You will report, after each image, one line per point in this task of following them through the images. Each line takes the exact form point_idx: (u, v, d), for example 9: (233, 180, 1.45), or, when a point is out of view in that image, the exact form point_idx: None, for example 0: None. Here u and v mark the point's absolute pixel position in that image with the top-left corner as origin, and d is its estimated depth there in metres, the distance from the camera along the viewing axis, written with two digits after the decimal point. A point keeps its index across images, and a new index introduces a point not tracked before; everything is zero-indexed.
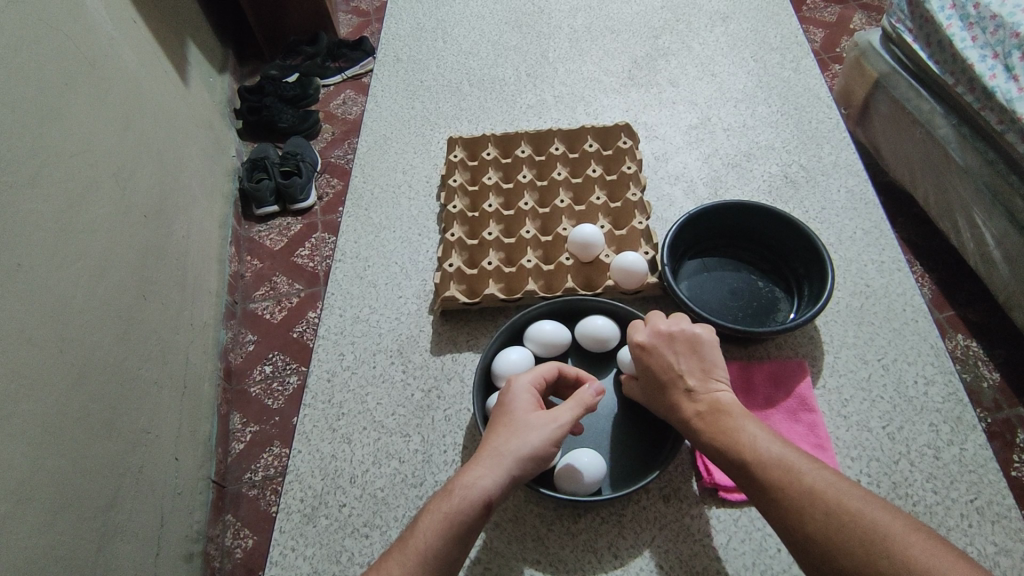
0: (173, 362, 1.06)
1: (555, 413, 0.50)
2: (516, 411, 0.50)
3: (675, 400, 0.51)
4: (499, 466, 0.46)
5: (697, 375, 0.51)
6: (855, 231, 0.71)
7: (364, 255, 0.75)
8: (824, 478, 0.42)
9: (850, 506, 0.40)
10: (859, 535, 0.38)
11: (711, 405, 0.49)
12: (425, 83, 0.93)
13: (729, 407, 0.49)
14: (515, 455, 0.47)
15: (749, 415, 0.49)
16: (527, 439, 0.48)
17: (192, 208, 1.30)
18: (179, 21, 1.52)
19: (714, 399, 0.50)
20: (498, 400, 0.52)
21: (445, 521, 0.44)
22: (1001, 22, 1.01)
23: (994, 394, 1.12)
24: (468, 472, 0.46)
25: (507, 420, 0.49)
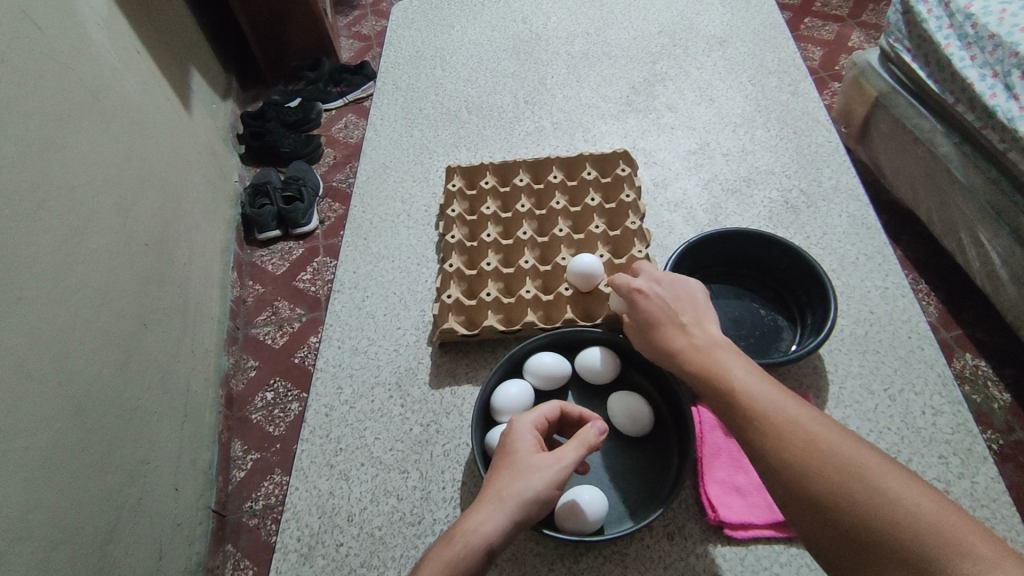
0: (174, 390, 1.06)
1: (558, 453, 0.48)
2: (517, 451, 0.49)
3: (668, 335, 0.51)
4: (502, 511, 0.45)
5: (688, 313, 0.52)
6: (858, 256, 0.71)
7: (363, 286, 0.75)
8: (802, 416, 0.41)
9: (825, 441, 0.39)
10: (837, 469, 0.37)
11: (705, 338, 0.49)
12: (424, 112, 0.94)
13: (717, 340, 0.49)
14: (519, 500, 0.45)
15: (738, 353, 0.48)
16: (529, 482, 0.46)
17: (195, 234, 1.31)
18: (182, 50, 1.54)
19: (708, 335, 0.50)
20: (499, 442, 0.51)
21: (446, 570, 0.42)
22: (999, 41, 1.01)
23: (1005, 415, 1.11)
24: (469, 518, 0.45)
25: (509, 463, 0.48)
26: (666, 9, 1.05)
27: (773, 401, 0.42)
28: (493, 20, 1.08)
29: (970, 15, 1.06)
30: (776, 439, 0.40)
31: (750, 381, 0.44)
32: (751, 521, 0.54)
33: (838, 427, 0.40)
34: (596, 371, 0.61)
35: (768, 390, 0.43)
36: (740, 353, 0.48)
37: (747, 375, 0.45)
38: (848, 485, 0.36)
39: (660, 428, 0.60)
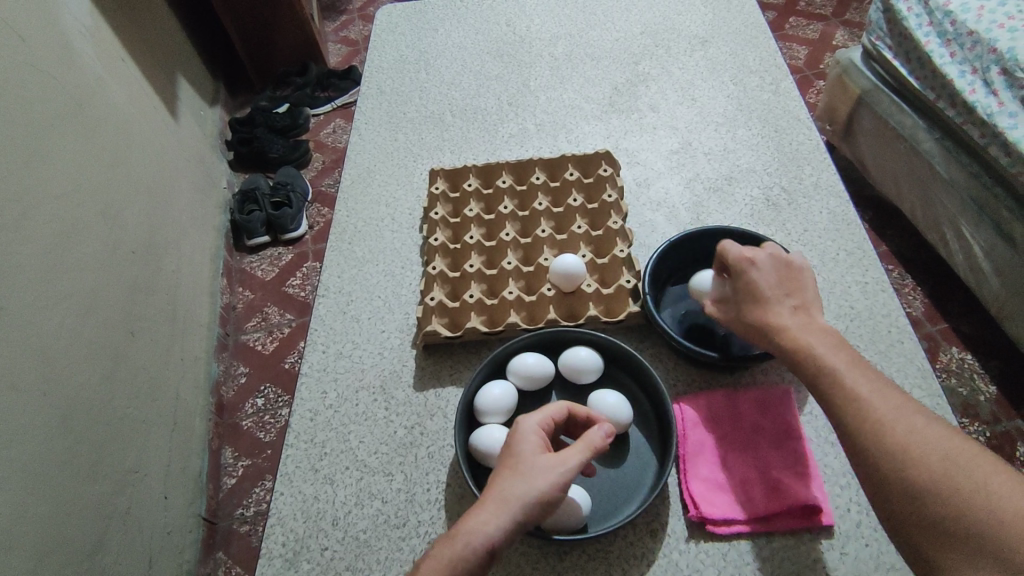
0: (163, 398, 1.05)
1: (564, 455, 0.48)
2: (523, 451, 0.48)
3: (770, 314, 0.52)
4: (504, 510, 0.44)
5: (794, 293, 0.53)
6: (838, 252, 0.71)
7: (347, 290, 0.75)
8: (900, 408, 0.44)
9: (924, 433, 0.42)
10: (938, 461, 0.40)
11: (807, 324, 0.51)
12: (408, 115, 0.94)
13: (818, 325, 0.51)
14: (522, 501, 0.45)
15: (837, 339, 0.50)
16: (533, 483, 0.46)
17: (183, 242, 1.30)
18: (168, 57, 1.54)
19: (808, 322, 0.51)
20: (507, 441, 0.51)
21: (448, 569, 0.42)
22: (978, 38, 1.03)
23: (991, 407, 1.11)
24: (473, 517, 0.44)
25: (514, 462, 0.47)
26: (648, 10, 1.05)
27: (874, 391, 0.45)
28: (476, 23, 1.08)
29: (949, 12, 1.08)
30: (876, 426, 0.43)
31: (849, 368, 0.47)
32: (734, 517, 0.54)
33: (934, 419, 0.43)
34: (576, 369, 0.61)
35: (869, 380, 0.46)
36: (840, 339, 0.50)
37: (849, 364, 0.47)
38: (942, 476, 0.39)
39: (644, 425, 0.60)
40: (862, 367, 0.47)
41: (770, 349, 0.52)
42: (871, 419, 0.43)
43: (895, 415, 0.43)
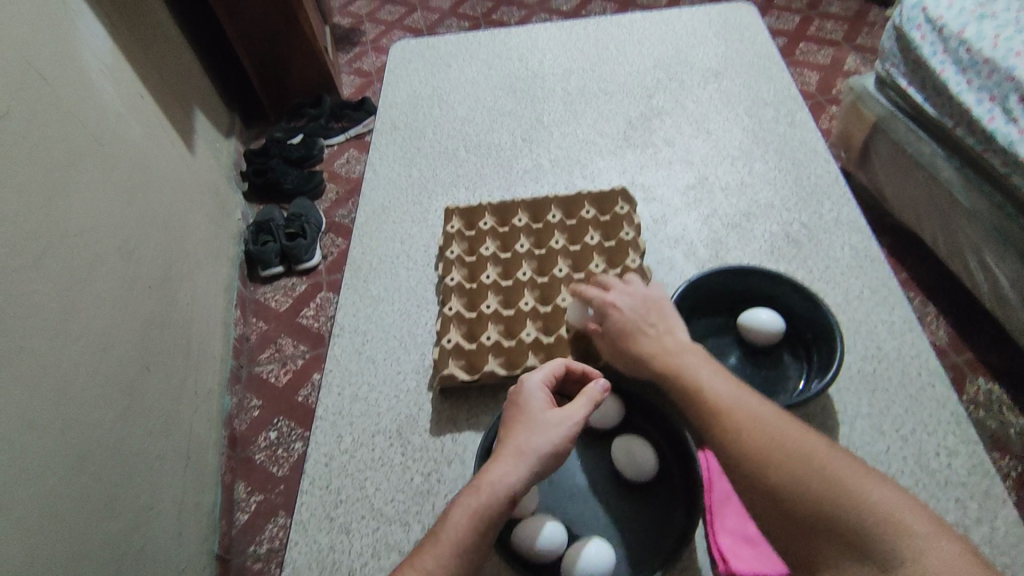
0: (177, 432, 1.05)
1: (568, 411, 0.52)
2: (529, 410, 0.53)
3: (643, 346, 0.56)
4: (519, 462, 0.49)
5: (658, 320, 0.58)
6: (863, 290, 0.70)
7: (363, 330, 0.74)
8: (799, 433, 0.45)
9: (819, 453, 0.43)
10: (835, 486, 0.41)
11: (672, 348, 0.54)
12: (423, 151, 0.94)
13: (685, 344, 0.55)
14: (536, 454, 0.50)
15: (703, 359, 0.53)
16: (546, 439, 0.50)
17: (197, 274, 1.31)
18: (185, 92, 1.56)
19: (675, 343, 0.55)
20: (509, 400, 0.55)
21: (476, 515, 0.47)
22: (995, 65, 1.01)
23: (1022, 440, 1.08)
24: (490, 471, 0.49)
25: (524, 420, 0.52)
26: (661, 43, 1.05)
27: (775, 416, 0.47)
28: (489, 57, 1.09)
29: (964, 40, 1.07)
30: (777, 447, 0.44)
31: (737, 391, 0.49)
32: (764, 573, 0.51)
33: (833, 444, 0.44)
34: (601, 413, 0.60)
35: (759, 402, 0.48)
36: (706, 354, 0.54)
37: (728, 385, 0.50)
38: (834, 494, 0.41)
39: (667, 475, 0.58)
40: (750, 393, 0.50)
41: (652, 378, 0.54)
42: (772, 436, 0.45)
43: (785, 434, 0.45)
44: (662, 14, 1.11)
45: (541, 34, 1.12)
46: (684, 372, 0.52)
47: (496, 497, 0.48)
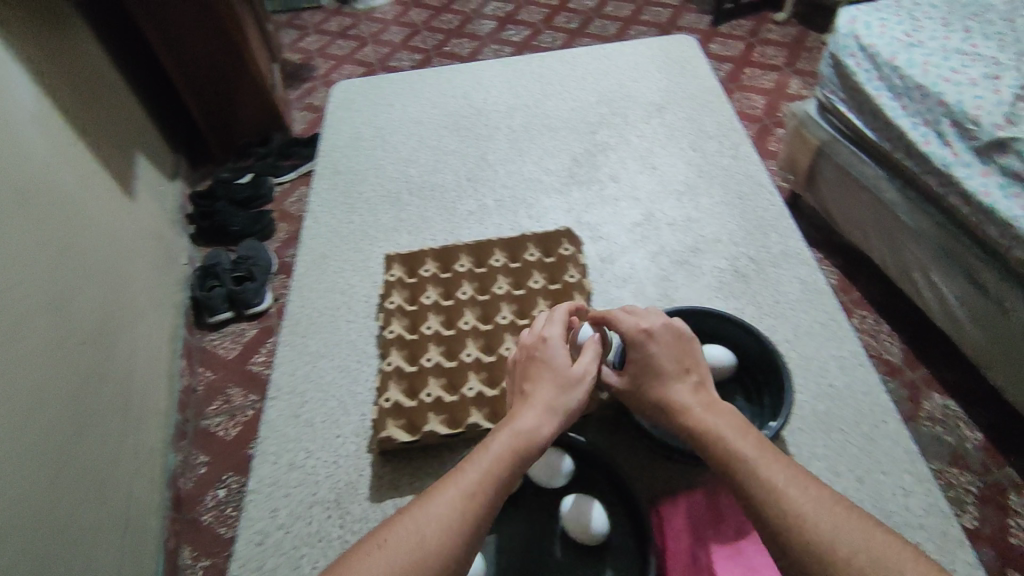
0: (113, 499, 0.96)
1: (587, 365, 0.55)
2: (563, 365, 0.54)
3: (672, 391, 0.52)
4: (555, 414, 0.51)
5: (692, 366, 0.54)
6: (812, 325, 0.69)
7: (299, 390, 0.69)
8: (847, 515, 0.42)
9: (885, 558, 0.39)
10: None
11: (707, 403, 0.51)
12: (364, 195, 0.91)
13: (726, 407, 0.51)
14: (569, 409, 0.52)
15: (741, 420, 0.50)
16: (574, 394, 0.53)
17: (139, 325, 1.23)
18: (131, 133, 1.50)
19: (710, 399, 0.52)
20: (533, 351, 0.56)
21: (519, 456, 0.48)
22: (927, 91, 1.03)
23: (981, 456, 1.09)
24: (530, 418, 0.50)
25: (554, 374, 0.54)
26: (604, 78, 1.05)
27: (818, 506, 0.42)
28: (433, 96, 1.07)
29: (896, 66, 1.08)
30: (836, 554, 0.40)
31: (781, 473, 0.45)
32: None
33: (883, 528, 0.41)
34: (549, 466, 0.57)
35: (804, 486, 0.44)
36: (747, 424, 0.50)
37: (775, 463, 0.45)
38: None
39: (621, 534, 0.55)
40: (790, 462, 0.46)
41: (671, 426, 0.52)
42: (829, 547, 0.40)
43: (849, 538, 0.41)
44: (603, 49, 1.11)
45: (485, 71, 1.11)
46: (719, 442, 0.48)
47: (536, 443, 0.49)
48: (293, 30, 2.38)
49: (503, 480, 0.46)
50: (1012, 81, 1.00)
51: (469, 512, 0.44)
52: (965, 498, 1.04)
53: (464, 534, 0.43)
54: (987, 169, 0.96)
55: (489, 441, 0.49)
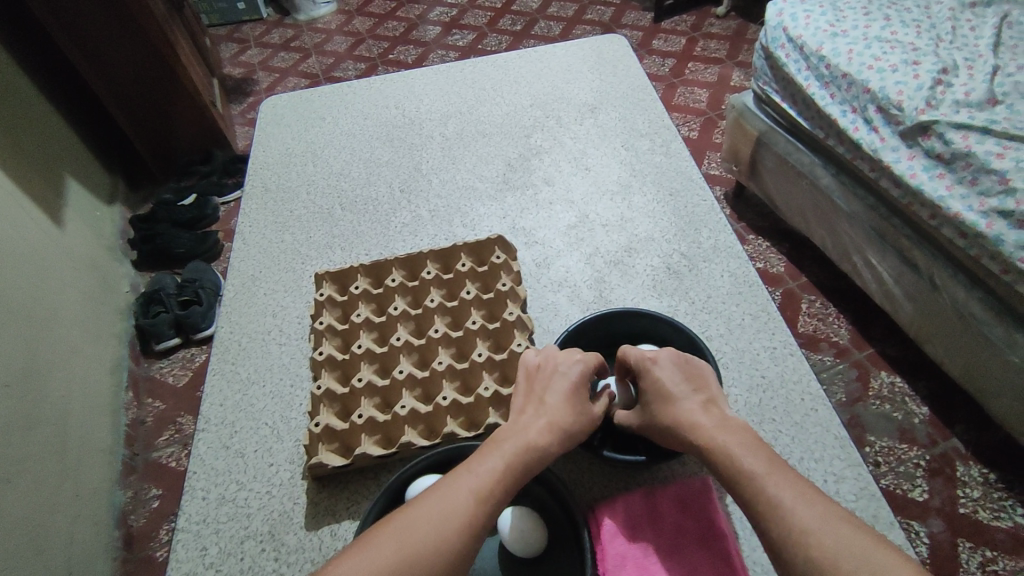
0: (51, 545, 0.92)
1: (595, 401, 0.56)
2: (575, 387, 0.55)
3: (685, 410, 0.52)
4: (551, 436, 0.51)
5: (700, 385, 0.54)
6: (744, 317, 0.69)
7: (230, 420, 0.67)
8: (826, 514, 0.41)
9: (854, 545, 0.39)
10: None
11: (720, 420, 0.51)
12: (296, 213, 0.89)
13: (733, 421, 0.51)
14: (568, 432, 0.52)
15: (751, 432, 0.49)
16: (582, 422, 0.54)
17: (76, 360, 1.18)
18: (55, 158, 1.42)
19: (721, 416, 0.51)
20: (548, 371, 0.57)
21: (514, 473, 0.48)
22: (852, 79, 1.06)
23: (927, 429, 1.12)
24: (527, 437, 0.50)
25: (572, 399, 0.54)
26: (537, 81, 1.05)
27: (797, 498, 0.42)
28: (365, 107, 1.05)
29: (823, 56, 1.10)
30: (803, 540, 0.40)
31: (769, 469, 0.45)
32: None
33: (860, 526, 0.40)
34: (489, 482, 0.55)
35: (788, 481, 0.44)
36: (758, 438, 0.49)
37: (766, 461, 0.46)
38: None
39: (560, 544, 0.55)
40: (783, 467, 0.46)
41: (686, 446, 0.51)
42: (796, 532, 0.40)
43: (820, 525, 0.40)
44: (535, 52, 1.11)
45: (417, 79, 1.09)
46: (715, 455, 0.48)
47: (532, 464, 0.49)
48: (234, 44, 2.33)
49: (497, 496, 0.46)
50: (931, 65, 1.02)
51: (462, 523, 0.43)
52: (914, 472, 1.07)
53: (455, 544, 0.42)
54: (913, 152, 0.98)
55: (485, 454, 0.49)
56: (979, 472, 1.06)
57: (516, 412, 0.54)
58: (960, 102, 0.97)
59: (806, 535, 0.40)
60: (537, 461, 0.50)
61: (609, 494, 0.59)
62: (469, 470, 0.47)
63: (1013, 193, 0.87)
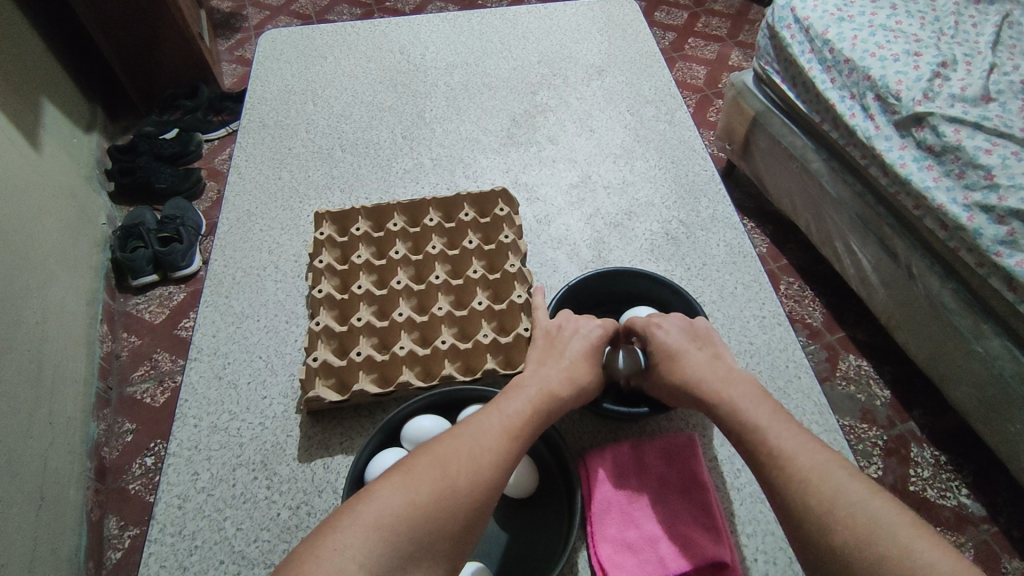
0: (26, 471, 0.89)
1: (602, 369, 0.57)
2: (594, 347, 0.57)
3: (691, 363, 0.55)
4: (570, 386, 0.53)
5: (704, 345, 0.57)
6: (736, 286, 0.71)
7: (223, 351, 0.67)
8: (825, 463, 0.44)
9: (853, 492, 0.41)
10: (866, 522, 0.39)
11: (728, 372, 0.53)
12: (293, 151, 0.87)
13: (739, 372, 0.54)
14: (583, 388, 0.54)
15: (756, 391, 0.51)
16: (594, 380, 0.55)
17: (52, 288, 1.13)
18: (32, 76, 1.34)
19: (731, 369, 0.54)
20: (567, 332, 0.58)
21: (536, 418, 0.50)
22: (854, 65, 1.07)
23: (887, 411, 1.17)
24: (547, 385, 0.52)
25: (586, 359, 0.56)
26: (545, 38, 1.04)
27: (799, 447, 0.45)
28: (368, 50, 1.03)
29: (827, 40, 1.11)
30: (804, 486, 0.43)
31: (775, 420, 0.48)
32: None
33: (859, 476, 0.43)
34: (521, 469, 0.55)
35: (793, 431, 0.47)
36: (761, 389, 0.52)
37: (770, 414, 0.48)
38: (861, 535, 0.39)
39: (553, 490, 0.57)
40: (785, 417, 0.49)
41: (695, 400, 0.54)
42: (799, 477, 0.43)
43: (825, 474, 0.43)
44: (545, 8, 1.09)
45: (423, 26, 1.07)
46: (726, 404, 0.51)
47: (551, 410, 0.51)
48: None
49: (522, 438, 0.48)
50: (931, 57, 1.03)
51: (494, 459, 0.45)
52: (871, 451, 1.12)
53: (488, 479, 0.44)
54: (905, 143, 1.00)
55: (509, 398, 0.50)
56: (931, 454, 1.12)
57: (534, 364, 0.55)
58: (956, 96, 0.99)
59: (806, 481, 0.43)
60: (557, 407, 0.52)
61: (598, 443, 0.61)
62: (496, 411, 0.49)
63: (997, 189, 0.90)
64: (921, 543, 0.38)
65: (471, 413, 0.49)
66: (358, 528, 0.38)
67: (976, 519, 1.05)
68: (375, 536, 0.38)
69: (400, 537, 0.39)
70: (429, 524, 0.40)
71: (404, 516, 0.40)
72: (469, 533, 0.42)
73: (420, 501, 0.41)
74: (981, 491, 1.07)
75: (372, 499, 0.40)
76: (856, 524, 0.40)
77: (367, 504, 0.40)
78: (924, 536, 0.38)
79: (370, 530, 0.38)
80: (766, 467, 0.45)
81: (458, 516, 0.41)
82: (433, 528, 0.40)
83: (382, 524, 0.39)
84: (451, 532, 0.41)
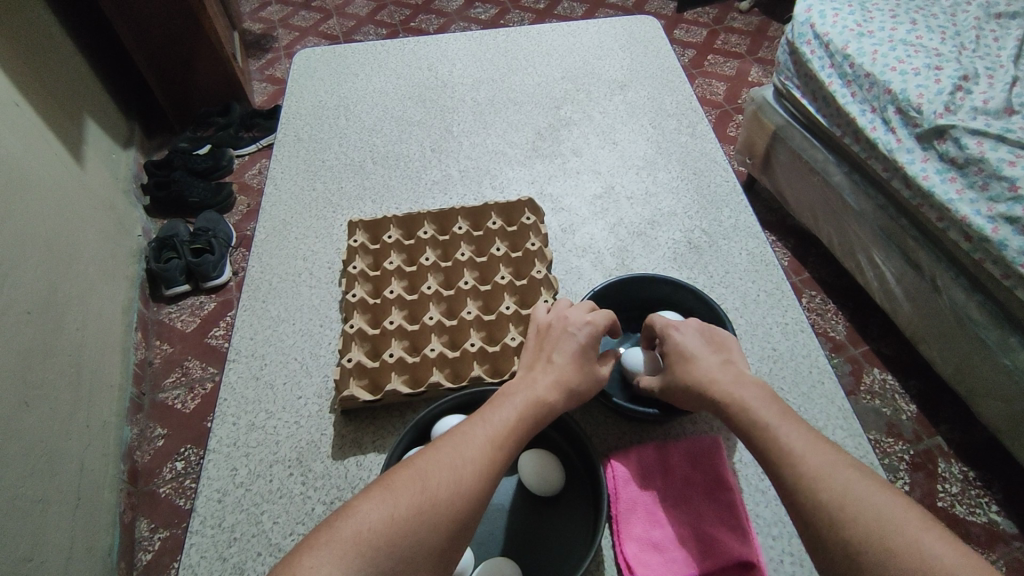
0: (65, 473, 0.92)
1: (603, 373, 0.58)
2: (584, 348, 0.57)
3: (701, 364, 0.56)
4: (558, 392, 0.54)
5: (718, 349, 0.57)
6: (759, 293, 0.73)
7: (261, 353, 0.70)
8: (833, 462, 0.45)
9: (859, 488, 0.42)
10: (873, 520, 0.40)
11: (736, 375, 0.54)
12: (327, 163, 0.91)
13: (748, 376, 0.54)
14: (574, 391, 0.55)
15: (764, 393, 0.52)
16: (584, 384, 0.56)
17: (92, 295, 1.17)
18: (76, 95, 1.41)
19: (739, 372, 0.54)
20: (557, 332, 0.59)
21: (522, 426, 0.51)
22: (875, 79, 1.08)
23: (913, 425, 1.16)
24: (535, 393, 0.53)
25: (576, 362, 0.56)
26: (568, 55, 1.07)
27: (808, 447, 0.46)
28: (398, 67, 1.07)
29: (847, 55, 1.12)
30: (812, 484, 0.44)
31: (782, 422, 0.49)
32: None
33: (868, 474, 0.44)
34: (543, 468, 0.57)
35: (800, 432, 0.48)
36: (772, 391, 0.52)
37: (780, 416, 0.49)
38: (868, 530, 0.40)
39: (576, 491, 0.58)
40: (794, 418, 0.50)
41: (705, 403, 0.54)
42: (807, 475, 0.44)
43: (831, 472, 0.44)
44: (569, 26, 1.13)
45: (450, 44, 1.11)
46: (735, 409, 0.52)
47: (539, 419, 0.52)
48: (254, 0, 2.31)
49: (506, 448, 0.48)
50: (953, 71, 1.04)
51: (477, 469, 0.46)
52: (898, 465, 1.11)
53: (472, 490, 0.45)
54: (927, 155, 1.01)
55: (495, 408, 0.51)
56: (960, 470, 1.10)
57: (526, 370, 0.57)
58: (978, 109, 0.99)
59: (814, 480, 0.44)
60: (544, 414, 0.53)
61: (621, 446, 0.62)
62: (482, 423, 0.50)
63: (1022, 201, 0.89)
64: (928, 538, 0.39)
65: (458, 425, 0.50)
66: (337, 544, 0.39)
67: (1007, 536, 1.03)
68: (355, 552, 0.39)
69: (380, 552, 0.39)
70: (409, 539, 0.41)
71: (383, 531, 0.40)
72: (452, 545, 0.42)
73: (400, 515, 0.41)
74: (1012, 508, 1.05)
75: (352, 515, 0.41)
76: (862, 521, 0.40)
77: (347, 519, 0.41)
78: (929, 531, 0.39)
79: (348, 547, 0.39)
80: (776, 470, 0.46)
81: (439, 528, 0.42)
82: (415, 542, 0.41)
83: (361, 539, 0.40)
84: (433, 545, 0.41)
